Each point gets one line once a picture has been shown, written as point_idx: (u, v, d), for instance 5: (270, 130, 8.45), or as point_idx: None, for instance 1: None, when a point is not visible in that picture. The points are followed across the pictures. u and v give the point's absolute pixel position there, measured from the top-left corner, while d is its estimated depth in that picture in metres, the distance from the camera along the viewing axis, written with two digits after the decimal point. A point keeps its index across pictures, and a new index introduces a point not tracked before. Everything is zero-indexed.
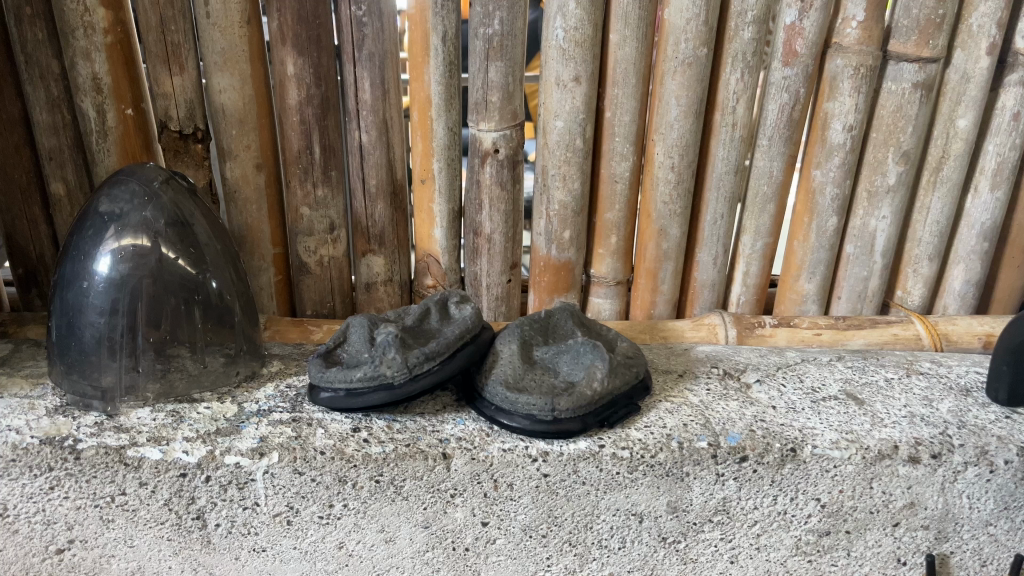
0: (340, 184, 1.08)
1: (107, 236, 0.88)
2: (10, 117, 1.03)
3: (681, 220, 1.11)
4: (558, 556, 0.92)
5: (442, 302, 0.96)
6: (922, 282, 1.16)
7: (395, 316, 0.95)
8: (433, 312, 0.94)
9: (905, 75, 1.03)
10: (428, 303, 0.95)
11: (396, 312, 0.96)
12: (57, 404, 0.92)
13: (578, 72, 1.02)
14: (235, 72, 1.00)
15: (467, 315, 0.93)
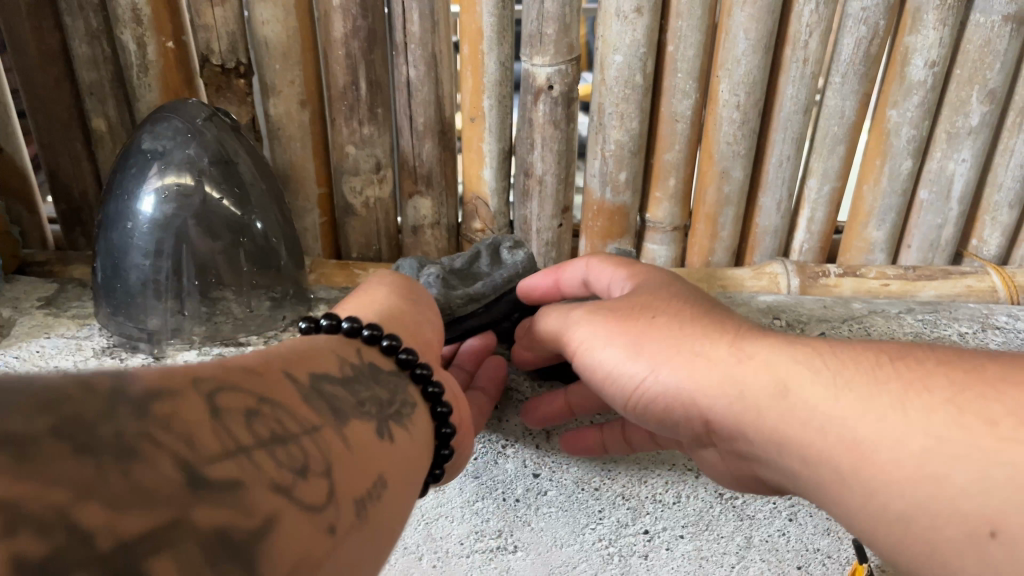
0: (386, 122, 1.04)
1: (151, 175, 0.85)
2: (50, 50, 1.00)
3: (745, 161, 1.05)
4: (610, 509, 0.89)
5: (495, 245, 0.92)
6: (999, 231, 1.10)
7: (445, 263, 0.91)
8: (482, 253, 0.90)
9: (996, 6, 0.94)
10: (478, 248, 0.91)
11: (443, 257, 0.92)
12: (104, 345, 0.92)
13: (640, 2, 0.95)
14: (279, 2, 0.95)
15: (515, 257, 0.89)
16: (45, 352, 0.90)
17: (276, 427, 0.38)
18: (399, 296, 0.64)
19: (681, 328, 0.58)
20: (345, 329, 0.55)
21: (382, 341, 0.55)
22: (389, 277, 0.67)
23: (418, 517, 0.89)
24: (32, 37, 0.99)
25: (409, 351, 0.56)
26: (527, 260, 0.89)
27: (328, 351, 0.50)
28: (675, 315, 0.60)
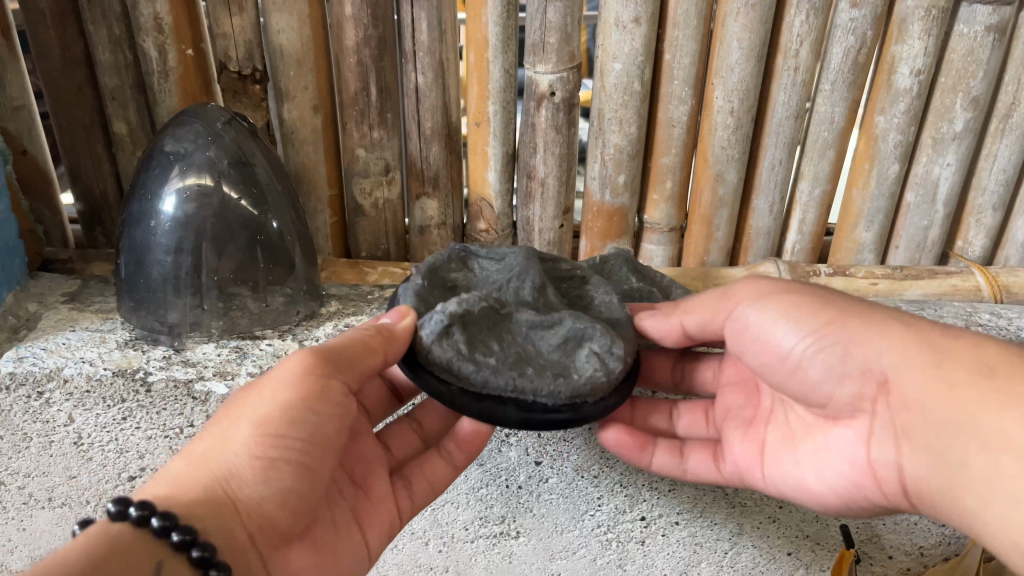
0: (395, 126, 1.08)
1: (173, 176, 0.90)
2: (74, 57, 1.05)
3: (738, 165, 1.09)
4: (609, 496, 0.93)
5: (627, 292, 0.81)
6: (984, 233, 1.14)
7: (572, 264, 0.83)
8: (570, 322, 0.71)
9: (978, 17, 0.99)
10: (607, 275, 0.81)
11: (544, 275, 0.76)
12: (126, 338, 0.95)
13: (638, 12, 1.00)
14: (294, 12, 1.00)
15: (577, 377, 0.69)
16: (71, 344, 0.94)
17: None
18: (288, 409, 0.64)
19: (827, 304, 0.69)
20: (137, 520, 0.57)
21: (175, 537, 0.58)
22: (280, 389, 0.65)
23: (426, 502, 0.93)
24: (58, 44, 1.03)
25: (203, 549, 0.59)
26: (593, 382, 0.68)
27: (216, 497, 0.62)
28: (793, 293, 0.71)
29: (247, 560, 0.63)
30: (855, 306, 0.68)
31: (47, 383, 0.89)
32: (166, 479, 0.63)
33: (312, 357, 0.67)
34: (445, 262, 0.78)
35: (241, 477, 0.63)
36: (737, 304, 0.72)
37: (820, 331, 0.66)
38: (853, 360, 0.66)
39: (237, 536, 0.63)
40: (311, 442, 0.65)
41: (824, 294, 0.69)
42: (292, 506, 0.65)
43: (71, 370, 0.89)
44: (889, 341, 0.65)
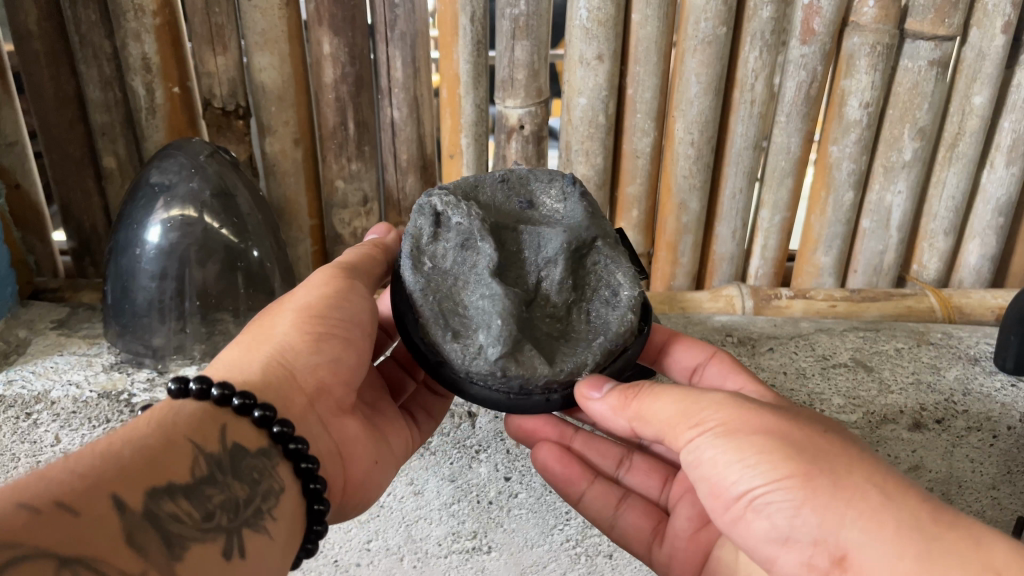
0: (373, 159, 1.14)
1: (158, 207, 0.94)
2: (66, 95, 1.10)
3: (700, 193, 1.15)
4: (577, 510, 0.96)
5: (614, 346, 0.68)
6: (937, 257, 1.20)
7: (628, 278, 0.71)
8: (494, 296, 0.67)
9: (921, 53, 1.05)
10: (623, 317, 0.69)
11: (566, 254, 0.70)
12: (113, 361, 1.00)
13: (601, 50, 1.06)
14: (275, 51, 1.06)
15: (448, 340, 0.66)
16: (59, 367, 0.99)
17: (219, 467, 0.54)
18: (327, 295, 0.69)
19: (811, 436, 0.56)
20: (197, 393, 0.57)
21: (235, 401, 0.58)
22: (314, 288, 0.70)
23: (400, 518, 0.96)
24: (51, 83, 1.09)
25: (266, 409, 0.59)
26: (453, 358, 0.65)
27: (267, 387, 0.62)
28: (761, 429, 0.56)
29: (310, 422, 0.64)
30: (836, 463, 0.53)
31: (34, 405, 0.93)
32: (217, 365, 0.65)
33: (335, 269, 0.73)
34: (548, 183, 0.77)
35: (294, 347, 0.65)
36: (701, 431, 0.58)
37: (783, 480, 0.53)
38: (806, 524, 0.52)
39: (296, 402, 0.63)
40: (349, 322, 0.69)
41: (807, 438, 0.55)
42: (343, 374, 0.68)
43: (58, 392, 0.94)
44: (861, 505, 0.51)
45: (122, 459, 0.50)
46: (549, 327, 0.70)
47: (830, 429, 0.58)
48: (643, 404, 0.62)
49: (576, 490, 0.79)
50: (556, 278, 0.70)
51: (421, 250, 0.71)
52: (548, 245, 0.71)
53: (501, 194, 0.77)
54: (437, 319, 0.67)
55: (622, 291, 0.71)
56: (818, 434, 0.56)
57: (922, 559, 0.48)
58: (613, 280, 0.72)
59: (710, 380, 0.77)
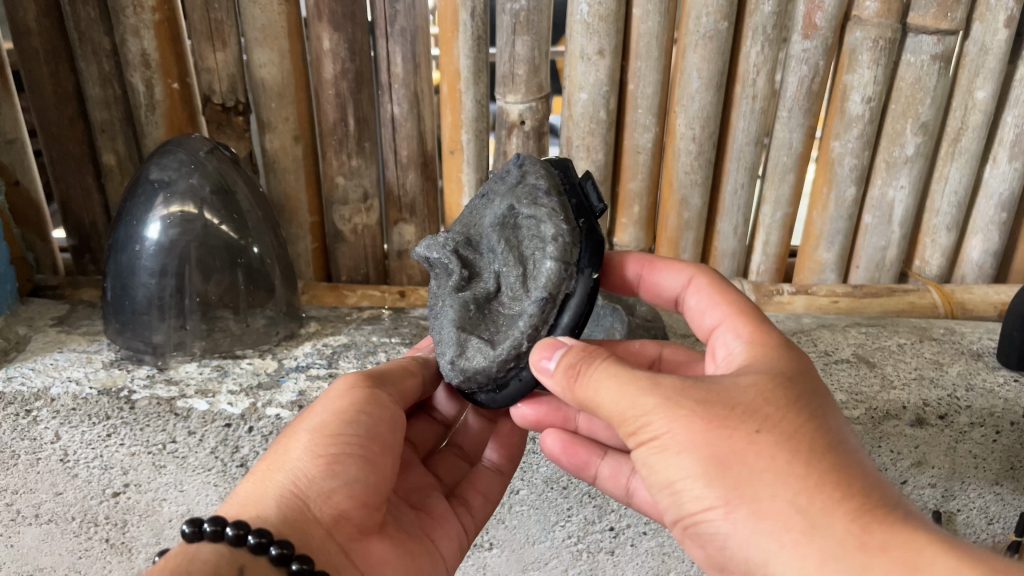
0: (373, 155, 1.13)
1: (157, 203, 0.94)
2: (65, 92, 1.10)
3: (702, 189, 1.14)
4: (578, 507, 0.96)
5: (542, 306, 0.67)
6: (940, 252, 1.19)
7: (546, 227, 0.67)
8: (445, 306, 0.72)
9: (924, 48, 1.04)
10: (544, 273, 0.67)
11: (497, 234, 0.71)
12: (112, 359, 0.99)
13: (602, 45, 1.05)
14: (274, 47, 1.05)
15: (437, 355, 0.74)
16: (58, 364, 0.98)
17: None
18: (341, 413, 0.65)
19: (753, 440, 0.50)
20: (214, 534, 0.57)
21: (252, 540, 0.57)
22: (324, 406, 0.66)
23: None
24: (50, 80, 1.08)
25: (282, 546, 0.57)
26: (442, 370, 0.73)
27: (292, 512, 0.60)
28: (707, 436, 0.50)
29: (330, 552, 0.60)
30: (759, 485, 0.49)
31: (34, 402, 0.92)
32: (233, 502, 0.62)
33: (357, 377, 0.69)
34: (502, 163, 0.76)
35: (309, 476, 0.62)
36: (638, 439, 0.53)
37: (709, 510, 0.50)
38: (738, 557, 0.51)
39: (315, 534, 0.60)
40: (369, 438, 0.65)
41: (734, 450, 0.50)
42: (364, 494, 0.63)
43: (58, 390, 0.93)
44: (781, 536, 0.48)
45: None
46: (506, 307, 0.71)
47: (766, 428, 0.50)
48: (584, 391, 0.56)
49: (589, 474, 0.77)
50: (500, 261, 0.71)
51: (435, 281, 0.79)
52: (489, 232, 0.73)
53: (479, 198, 0.78)
54: (432, 342, 0.75)
55: (545, 243, 0.68)
56: (749, 445, 0.50)
57: None
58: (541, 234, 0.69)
59: (693, 311, 0.68)
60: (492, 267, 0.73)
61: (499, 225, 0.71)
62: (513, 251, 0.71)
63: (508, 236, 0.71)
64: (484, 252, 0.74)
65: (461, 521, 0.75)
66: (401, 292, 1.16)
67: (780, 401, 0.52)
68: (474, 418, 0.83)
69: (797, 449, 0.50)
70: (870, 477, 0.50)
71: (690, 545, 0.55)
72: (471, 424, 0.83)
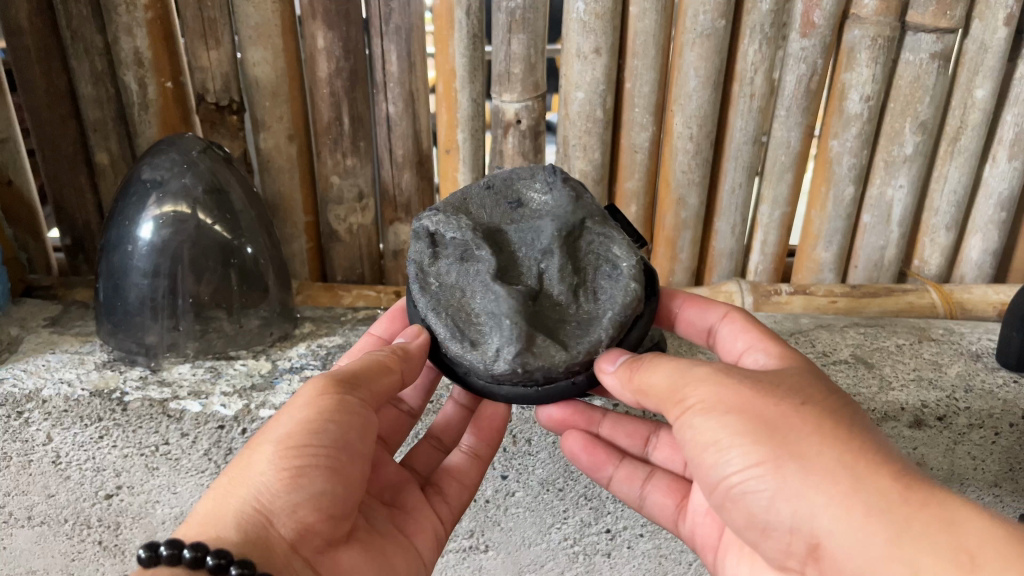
0: (368, 154, 1.13)
1: (149, 203, 0.93)
2: (58, 91, 1.09)
3: (699, 189, 1.14)
4: (574, 509, 0.95)
5: (624, 316, 0.70)
6: (939, 252, 1.19)
7: (623, 246, 0.74)
8: (498, 296, 0.70)
9: (923, 46, 1.03)
10: (626, 287, 0.71)
11: (559, 242, 0.73)
12: (105, 360, 0.99)
13: (598, 43, 1.04)
14: (268, 45, 1.04)
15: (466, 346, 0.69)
16: (51, 365, 0.98)
17: None
18: (308, 422, 0.62)
19: (796, 410, 0.57)
20: (192, 561, 0.56)
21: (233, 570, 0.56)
22: (292, 414, 0.63)
23: None
24: (42, 79, 1.07)
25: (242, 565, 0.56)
26: (476, 363, 0.68)
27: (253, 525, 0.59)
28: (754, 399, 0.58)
29: (296, 566, 0.60)
30: (806, 445, 0.55)
31: (26, 403, 0.92)
32: (199, 510, 0.62)
33: (329, 380, 0.65)
34: (530, 176, 0.79)
35: (272, 490, 0.60)
36: (684, 409, 0.60)
37: (756, 467, 0.56)
38: (781, 512, 0.56)
39: (278, 550, 0.59)
40: (338, 447, 0.62)
41: (779, 415, 0.57)
42: (331, 506, 0.62)
43: (50, 391, 0.93)
44: (828, 490, 0.53)
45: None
46: (558, 310, 0.71)
47: (808, 401, 0.58)
48: (638, 373, 0.63)
49: (603, 474, 0.81)
50: (555, 266, 0.72)
51: (424, 272, 0.74)
52: (542, 237, 0.74)
53: (487, 200, 0.78)
54: (448, 332, 0.70)
55: (621, 263, 0.73)
56: (795, 411, 0.57)
57: (891, 537, 0.51)
58: (610, 252, 0.74)
59: (722, 340, 0.75)
60: (540, 270, 0.73)
61: (564, 233, 0.73)
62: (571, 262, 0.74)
63: (567, 247, 0.74)
64: (523, 256, 0.74)
65: (438, 511, 0.76)
66: (397, 292, 1.15)
67: (818, 386, 0.61)
68: (454, 406, 0.84)
69: (834, 419, 0.57)
70: (894, 452, 0.57)
71: (729, 509, 0.60)
72: (451, 414, 0.84)
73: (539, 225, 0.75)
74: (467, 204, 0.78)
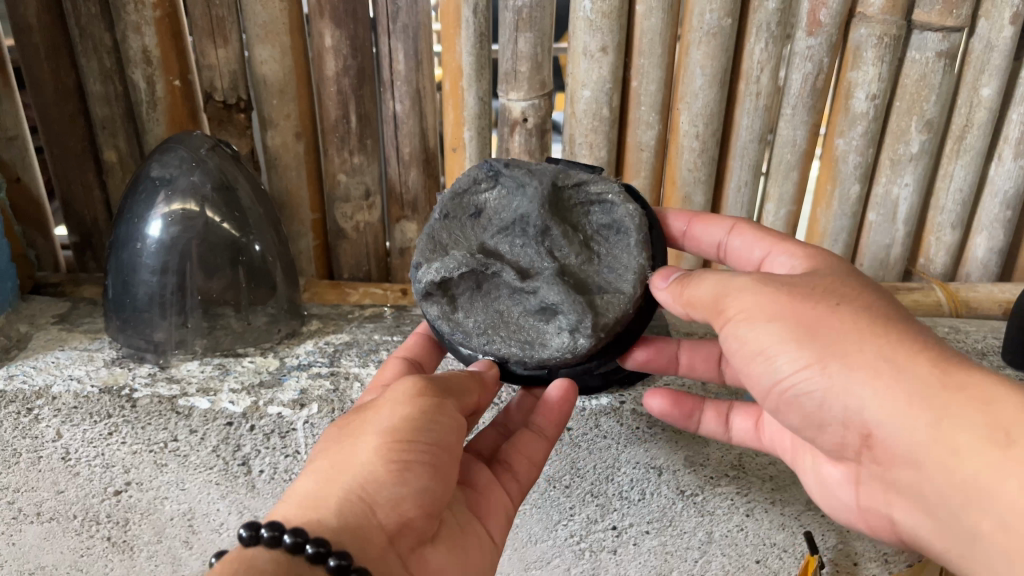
0: (375, 152, 1.13)
1: (158, 201, 0.93)
2: (66, 89, 1.09)
3: (705, 187, 1.14)
4: (581, 506, 0.96)
5: (642, 237, 0.78)
6: (944, 250, 1.19)
7: (598, 183, 0.80)
8: (544, 292, 0.75)
9: (929, 44, 1.04)
10: (627, 212, 0.79)
11: (548, 215, 0.78)
12: (113, 356, 0.98)
13: (605, 41, 1.05)
14: (276, 43, 1.05)
15: (542, 348, 0.76)
16: (60, 363, 0.97)
17: None
18: (413, 419, 0.64)
19: (832, 311, 0.61)
20: (271, 540, 0.56)
21: (309, 548, 0.56)
22: (396, 409, 0.65)
23: None
24: (50, 76, 1.08)
25: (340, 556, 0.57)
26: (558, 356, 0.76)
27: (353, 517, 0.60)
28: (791, 306, 0.62)
29: (389, 560, 0.61)
30: (845, 343, 0.60)
31: (35, 401, 0.91)
32: (294, 500, 0.62)
33: (425, 384, 0.68)
34: (473, 182, 0.82)
35: (377, 481, 0.61)
36: (728, 320, 0.65)
37: (805, 368, 0.61)
38: (834, 408, 0.61)
39: (375, 541, 0.60)
40: (438, 448, 0.65)
41: (817, 316, 0.61)
42: (429, 504, 0.63)
43: (59, 388, 0.92)
44: (872, 384, 0.58)
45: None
46: (592, 265, 0.79)
47: (843, 302, 0.62)
48: (687, 292, 0.69)
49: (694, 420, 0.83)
50: (557, 235, 0.78)
51: (453, 317, 0.79)
52: (529, 224, 0.78)
53: (454, 226, 0.81)
54: (516, 348, 0.76)
55: (607, 196, 0.80)
56: (832, 311, 0.61)
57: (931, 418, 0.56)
58: (591, 194, 0.80)
59: (738, 252, 0.81)
60: (546, 245, 0.78)
61: (547, 207, 0.78)
62: (567, 225, 0.79)
63: (555, 214, 0.79)
64: (521, 248, 0.78)
65: (509, 493, 0.74)
66: (404, 290, 1.16)
67: (850, 285, 0.65)
68: (530, 396, 0.83)
69: (868, 314, 0.61)
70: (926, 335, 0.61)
71: (784, 410, 0.66)
72: (523, 402, 0.82)
73: (518, 215, 0.79)
74: (439, 241, 0.80)
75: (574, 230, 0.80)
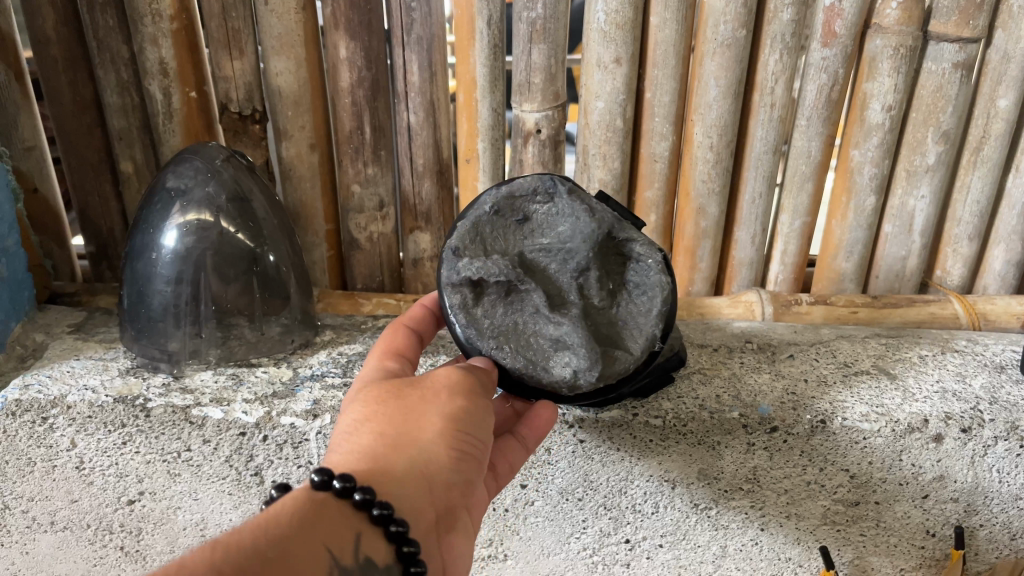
0: (388, 163, 1.13)
1: (174, 211, 0.94)
2: (84, 100, 1.10)
3: (719, 198, 1.13)
4: (594, 519, 0.95)
5: (665, 307, 0.79)
6: (962, 262, 1.18)
7: (645, 249, 0.80)
8: (566, 329, 0.76)
9: (946, 55, 1.03)
10: (660, 281, 0.79)
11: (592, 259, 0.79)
12: (128, 366, 0.98)
13: (619, 53, 1.05)
14: (291, 55, 1.05)
15: (544, 373, 0.76)
16: (75, 371, 0.97)
17: None
18: (468, 411, 0.65)
19: None
20: (341, 492, 0.55)
21: (375, 511, 0.56)
22: (454, 396, 0.65)
23: None
24: (68, 87, 1.09)
25: (401, 524, 0.57)
26: (556, 385, 0.76)
27: (410, 490, 0.59)
28: None
29: (429, 541, 0.60)
30: None
31: (51, 410, 0.91)
32: (352, 457, 0.59)
33: (470, 379, 0.68)
34: (531, 192, 0.81)
35: (438, 461, 0.61)
36: None
37: None
38: None
39: (425, 518, 0.60)
40: (481, 443, 0.65)
41: None
42: (468, 494, 0.64)
43: (74, 397, 0.91)
44: None
45: (268, 562, 0.48)
46: (609, 313, 0.80)
47: None
48: None
49: None
50: (591, 280, 0.79)
51: (473, 309, 0.77)
52: (571, 259, 0.79)
53: (497, 224, 0.81)
54: (520, 364, 0.76)
55: (647, 258, 0.80)
56: None
57: None
58: (634, 251, 0.81)
59: None
60: (578, 289, 0.79)
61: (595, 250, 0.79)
62: (603, 271, 0.81)
63: (598, 259, 0.80)
64: (555, 274, 0.79)
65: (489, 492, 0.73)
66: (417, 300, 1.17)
67: None
68: (507, 408, 0.81)
69: None
70: None
71: None
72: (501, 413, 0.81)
73: (562, 246, 0.79)
74: (481, 231, 0.79)
75: (606, 278, 0.81)
